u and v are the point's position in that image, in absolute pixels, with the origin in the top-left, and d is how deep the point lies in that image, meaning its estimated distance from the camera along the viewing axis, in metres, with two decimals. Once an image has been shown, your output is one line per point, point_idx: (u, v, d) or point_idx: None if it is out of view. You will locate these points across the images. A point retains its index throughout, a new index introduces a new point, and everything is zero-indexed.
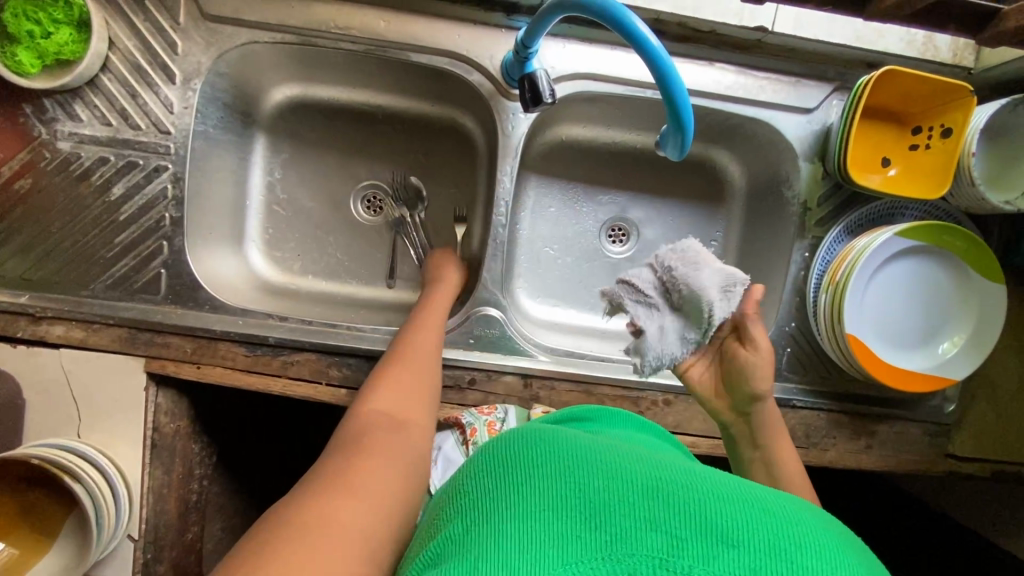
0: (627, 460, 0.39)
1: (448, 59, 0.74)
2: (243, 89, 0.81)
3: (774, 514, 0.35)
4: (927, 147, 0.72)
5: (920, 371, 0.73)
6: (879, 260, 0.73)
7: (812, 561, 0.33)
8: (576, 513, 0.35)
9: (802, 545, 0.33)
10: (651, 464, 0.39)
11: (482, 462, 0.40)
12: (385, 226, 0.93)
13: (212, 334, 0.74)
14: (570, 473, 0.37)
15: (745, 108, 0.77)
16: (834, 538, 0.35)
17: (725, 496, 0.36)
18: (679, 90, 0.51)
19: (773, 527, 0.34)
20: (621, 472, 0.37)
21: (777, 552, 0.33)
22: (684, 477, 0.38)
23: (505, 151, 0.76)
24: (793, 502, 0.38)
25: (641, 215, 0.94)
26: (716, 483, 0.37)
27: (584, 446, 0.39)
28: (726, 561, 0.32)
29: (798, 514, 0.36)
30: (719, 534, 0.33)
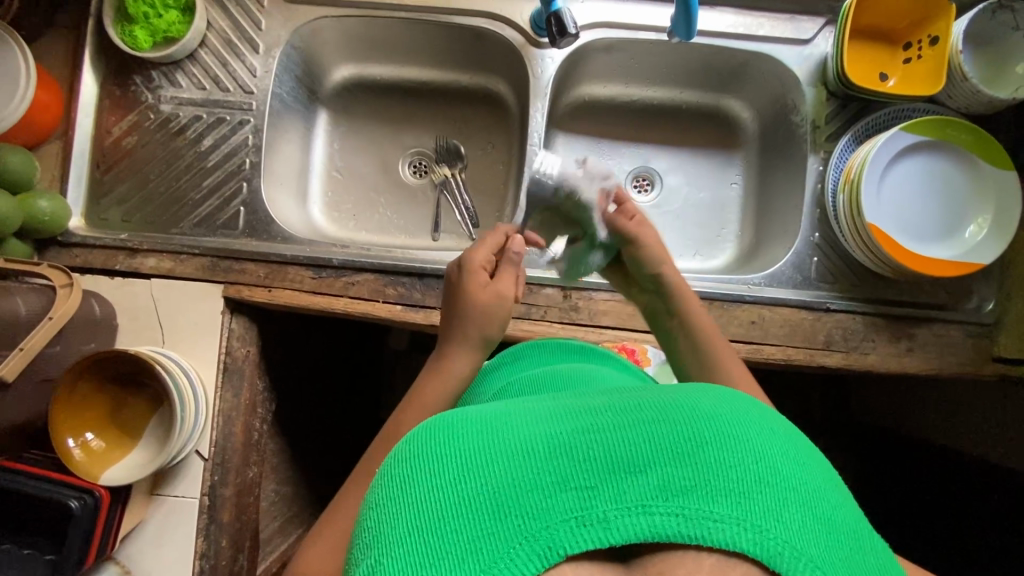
0: (520, 428, 0.41)
1: (485, 19, 0.87)
2: (311, 66, 0.96)
3: (666, 426, 0.39)
4: (919, 57, 0.79)
5: (950, 257, 0.76)
6: (889, 156, 0.78)
7: (708, 457, 0.37)
8: (483, 507, 0.36)
9: (698, 445, 0.38)
10: (544, 423, 0.41)
11: (381, 492, 0.40)
12: (430, 186, 1.03)
13: (283, 259, 0.83)
14: (470, 468, 0.38)
15: (748, 43, 0.86)
16: (722, 418, 0.40)
17: (619, 429, 0.39)
18: None
19: (668, 439, 0.38)
20: (519, 444, 0.39)
21: (679, 462, 0.37)
22: (576, 427, 0.40)
23: (536, 90, 0.86)
24: (681, 400, 0.42)
25: (664, 164, 1.03)
26: (606, 419, 0.41)
27: (477, 432, 0.41)
28: (636, 489, 0.36)
29: (692, 412, 0.40)
30: (625, 469, 0.37)
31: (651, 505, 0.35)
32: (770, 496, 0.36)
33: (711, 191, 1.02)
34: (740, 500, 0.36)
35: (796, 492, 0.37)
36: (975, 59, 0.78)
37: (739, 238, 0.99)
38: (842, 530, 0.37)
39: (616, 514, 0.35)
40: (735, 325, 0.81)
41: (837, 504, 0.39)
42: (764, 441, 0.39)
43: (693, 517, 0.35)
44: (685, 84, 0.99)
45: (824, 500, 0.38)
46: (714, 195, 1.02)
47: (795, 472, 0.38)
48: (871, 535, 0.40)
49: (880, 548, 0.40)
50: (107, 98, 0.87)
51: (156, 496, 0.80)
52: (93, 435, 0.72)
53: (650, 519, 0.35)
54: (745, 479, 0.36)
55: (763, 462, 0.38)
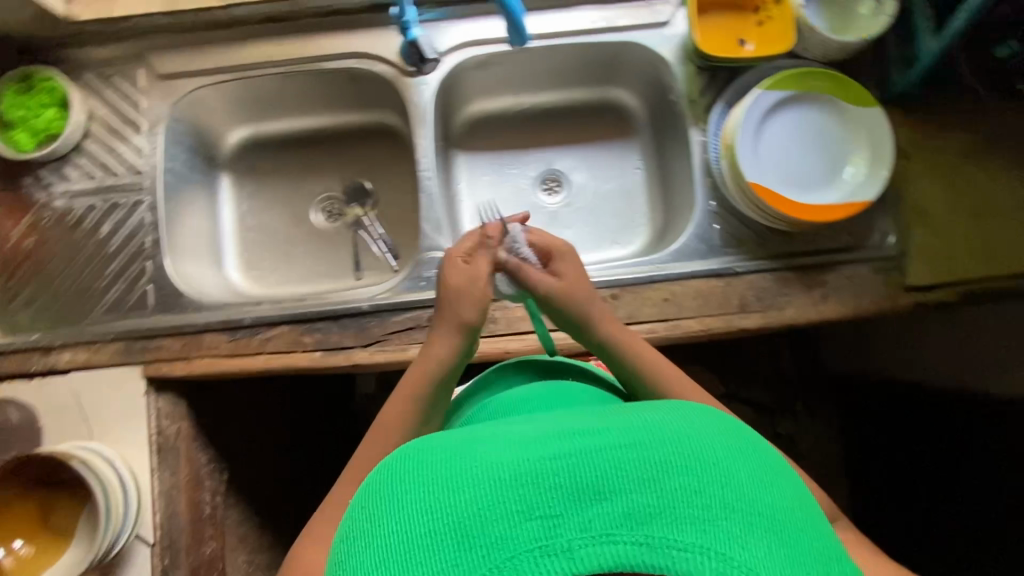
0: (490, 454, 0.39)
1: (355, 59, 0.88)
2: (202, 135, 0.97)
3: (637, 446, 0.37)
4: (768, 19, 0.83)
5: (834, 202, 0.78)
6: (759, 116, 0.79)
7: (676, 480, 0.36)
8: (450, 537, 0.36)
9: (667, 469, 0.36)
10: (515, 447, 0.39)
11: (363, 521, 0.40)
12: (344, 227, 1.04)
13: (197, 328, 0.83)
14: (440, 500, 0.37)
15: (610, 35, 0.89)
16: (695, 441, 0.39)
17: (590, 451, 0.37)
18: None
19: (636, 462, 0.36)
20: (487, 471, 0.37)
21: (645, 487, 0.35)
22: (548, 448, 0.38)
23: (418, 117, 0.87)
24: (656, 420, 0.41)
25: (567, 163, 1.05)
26: (577, 440, 0.38)
27: (448, 462, 0.40)
28: (602, 516, 0.35)
29: (662, 433, 0.39)
30: (590, 496, 0.35)
31: (614, 533, 0.34)
32: (737, 523, 0.35)
33: (617, 180, 1.04)
34: (707, 527, 0.34)
35: (764, 517, 0.36)
36: (822, 11, 0.82)
37: (652, 220, 1.02)
38: (809, 551, 0.36)
39: (580, 542, 0.34)
40: (649, 306, 0.83)
41: (806, 525, 0.38)
42: (735, 465, 0.38)
43: (657, 545, 0.34)
44: (570, 84, 1.02)
45: (792, 523, 0.37)
46: (621, 183, 1.04)
47: (764, 497, 0.37)
48: (834, 548, 0.39)
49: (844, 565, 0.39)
50: None
51: None
52: (22, 543, 0.71)
53: (614, 547, 0.34)
54: (711, 503, 0.35)
55: (732, 488, 0.36)
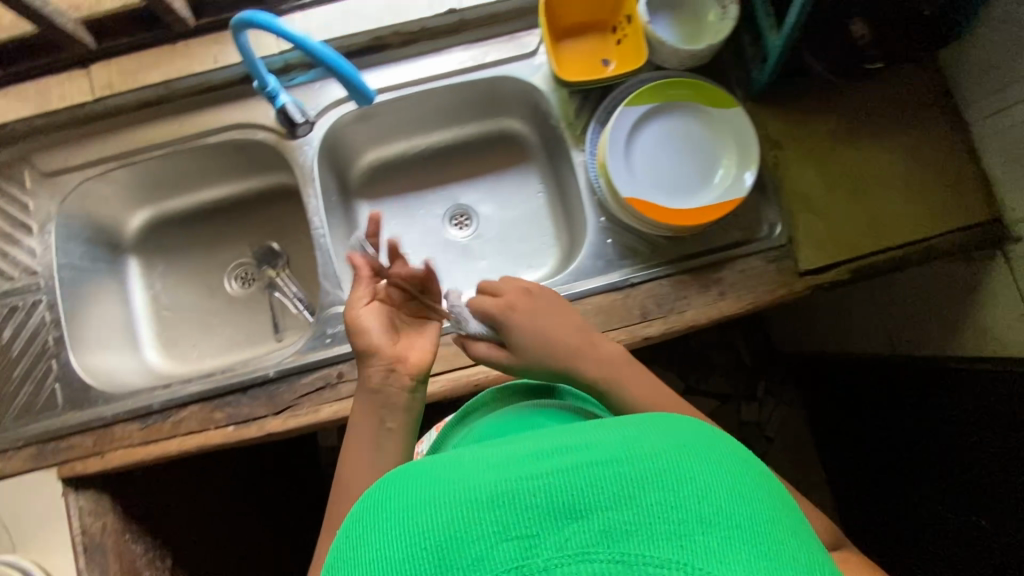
0: (470, 476, 0.38)
1: (236, 130, 0.89)
2: (100, 224, 0.97)
3: (614, 461, 0.37)
4: (623, 39, 0.85)
5: (710, 203, 0.80)
6: (627, 131, 0.82)
7: (651, 494, 0.35)
8: (423, 561, 0.34)
9: (643, 484, 0.35)
10: (496, 468, 0.38)
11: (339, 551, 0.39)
12: (259, 292, 1.04)
13: (108, 421, 0.83)
14: (416, 522, 0.36)
15: (482, 72, 0.91)
16: (671, 453, 0.38)
17: (567, 469, 0.36)
18: (332, 56, 0.64)
19: (613, 478, 0.35)
20: (463, 494, 0.36)
21: (623, 501, 0.34)
22: (527, 468, 0.37)
23: (304, 178, 0.88)
24: (634, 434, 0.40)
25: (471, 197, 1.07)
26: (555, 459, 0.38)
27: (426, 485, 0.39)
28: (577, 535, 0.33)
29: (640, 449, 0.38)
30: (567, 513, 0.34)
31: (593, 552, 0.33)
32: (717, 538, 0.33)
33: (523, 206, 1.06)
34: (685, 541, 0.33)
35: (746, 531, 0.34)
36: (671, 24, 0.84)
37: (559, 240, 1.03)
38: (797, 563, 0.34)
39: (556, 562, 0.32)
40: None
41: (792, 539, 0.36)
42: (713, 477, 0.37)
43: (635, 563, 0.32)
44: (461, 121, 1.04)
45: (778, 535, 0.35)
46: (527, 209, 1.06)
47: (744, 509, 0.35)
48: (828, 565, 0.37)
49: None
50: None
51: None
52: None
53: (591, 567, 0.32)
54: (691, 518, 0.34)
55: (711, 502, 0.35)
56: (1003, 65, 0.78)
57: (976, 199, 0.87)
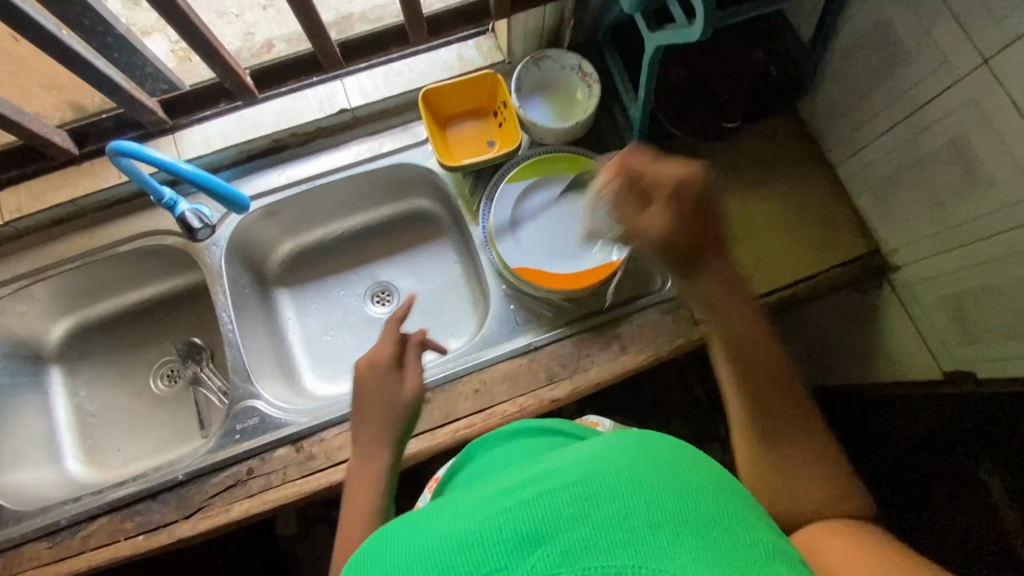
0: (440, 524, 0.40)
1: (146, 238, 0.94)
2: (19, 339, 0.99)
3: (571, 484, 0.39)
4: (503, 121, 0.92)
5: (593, 265, 0.84)
6: (510, 207, 0.87)
7: (606, 508, 0.37)
8: None
9: (598, 499, 0.38)
10: (462, 516, 0.40)
11: None
12: (185, 388, 1.05)
13: (15, 542, 0.81)
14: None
15: (379, 161, 0.96)
16: (622, 463, 0.40)
17: (529, 499, 0.39)
18: (211, 180, 0.71)
19: (570, 498, 0.38)
20: (434, 542, 0.38)
21: (581, 519, 0.37)
22: (491, 506, 0.40)
23: (212, 277, 0.92)
24: (589, 454, 0.43)
25: (390, 274, 1.11)
26: (516, 493, 0.40)
27: (402, 539, 0.40)
28: (543, 560, 0.35)
29: (593, 466, 0.40)
30: (531, 540, 0.36)
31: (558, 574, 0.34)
32: (667, 537, 0.36)
33: (439, 278, 1.10)
34: (638, 546, 0.35)
35: (694, 525, 0.37)
36: (544, 105, 0.91)
37: (476, 308, 1.07)
38: (747, 543, 0.37)
39: None
40: (462, 400, 0.85)
41: (742, 520, 0.39)
42: (657, 478, 0.40)
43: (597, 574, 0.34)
44: (373, 204, 1.10)
45: (729, 521, 0.38)
46: (444, 281, 1.09)
47: (692, 505, 0.38)
48: (776, 536, 0.40)
49: (793, 554, 0.39)
50: None
51: None
52: None
53: None
54: (643, 524, 0.36)
55: (658, 504, 0.38)
56: (851, 112, 0.85)
57: (853, 232, 0.91)
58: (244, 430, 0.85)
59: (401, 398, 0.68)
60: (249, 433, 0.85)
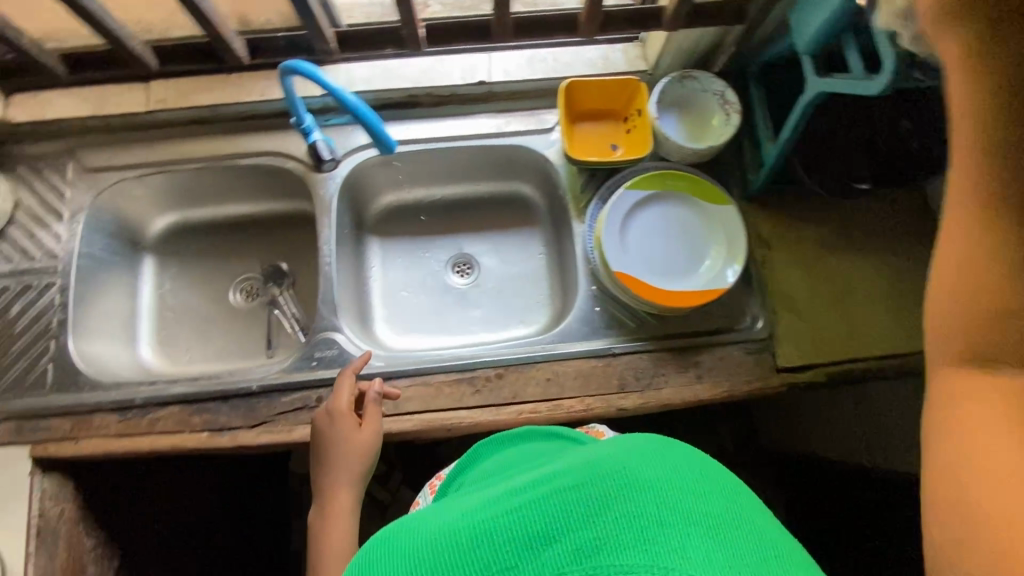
0: (463, 519, 0.48)
1: (269, 157, 0.98)
2: (126, 222, 1.04)
3: (579, 487, 0.42)
4: (634, 128, 0.93)
5: (695, 288, 0.84)
6: (624, 212, 0.88)
7: (615, 507, 0.40)
8: None
9: (606, 499, 0.41)
10: (474, 520, 0.46)
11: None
12: (261, 306, 1.08)
13: (88, 408, 0.85)
14: (421, 564, 0.45)
15: (502, 138, 0.99)
16: (635, 467, 0.43)
17: (535, 503, 0.44)
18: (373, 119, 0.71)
19: (577, 500, 0.41)
20: (458, 535, 0.45)
21: (590, 520, 0.40)
22: (504, 508, 0.46)
23: (322, 208, 0.95)
24: (602, 456, 0.46)
25: (476, 248, 1.13)
26: (527, 496, 0.45)
27: (428, 535, 0.48)
28: (552, 556, 0.39)
29: (606, 466, 0.44)
30: (543, 538, 0.41)
31: (568, 569, 0.38)
32: (677, 533, 0.38)
33: (522, 264, 1.11)
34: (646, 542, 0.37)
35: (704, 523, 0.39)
36: (679, 123, 0.92)
37: (552, 301, 1.08)
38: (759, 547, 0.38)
39: None
40: (532, 386, 0.87)
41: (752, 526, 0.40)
42: (668, 481, 0.42)
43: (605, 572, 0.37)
44: (478, 179, 1.12)
45: (741, 523, 0.40)
46: (527, 268, 1.11)
47: (703, 505, 0.40)
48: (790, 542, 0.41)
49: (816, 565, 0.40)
50: None
51: None
52: None
53: None
54: (651, 522, 0.38)
55: (668, 504, 0.40)
56: None
57: None
58: (320, 359, 0.88)
59: (354, 446, 0.78)
60: (323, 363, 0.87)
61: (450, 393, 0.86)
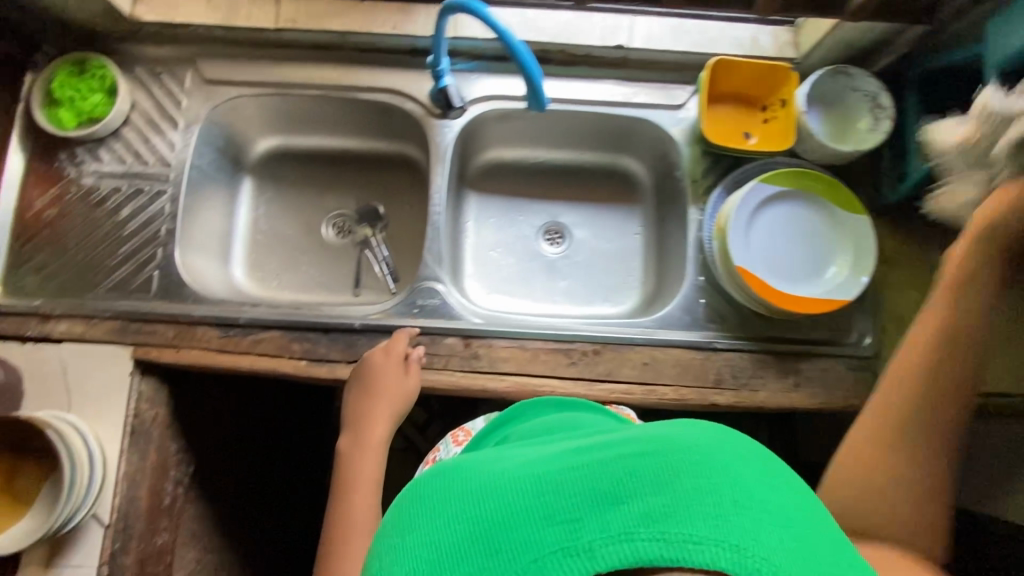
0: (507, 474, 0.42)
1: (389, 94, 0.95)
2: (233, 139, 1.02)
3: (648, 454, 0.38)
4: (773, 118, 0.89)
5: (815, 295, 0.82)
6: (753, 206, 0.85)
7: (692, 479, 0.36)
8: (474, 538, 0.37)
9: (681, 469, 0.37)
10: (520, 472, 0.41)
11: (388, 536, 0.43)
12: (352, 245, 1.08)
13: (192, 319, 0.86)
14: (459, 513, 0.40)
15: (628, 109, 0.95)
16: (707, 446, 0.40)
17: (598, 463, 0.39)
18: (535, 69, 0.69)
19: (650, 465, 0.37)
20: (505, 488, 0.40)
21: (665, 486, 0.35)
22: (558, 464, 0.41)
23: (438, 156, 0.93)
24: (664, 430, 0.43)
25: (571, 219, 1.10)
26: (585, 458, 0.40)
27: (465, 485, 0.43)
28: (620, 517, 0.34)
29: (676, 439, 0.40)
30: (609, 498, 0.36)
31: (635, 532, 0.33)
32: (756, 516, 0.34)
33: (616, 241, 1.08)
34: (727, 517, 0.34)
35: (782, 511, 0.36)
36: (822, 120, 0.88)
37: (643, 283, 1.05)
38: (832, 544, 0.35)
39: (601, 544, 0.33)
40: (629, 367, 0.86)
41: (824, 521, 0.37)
42: (742, 464, 0.39)
43: (680, 541, 0.33)
44: (585, 146, 1.08)
45: (815, 519, 0.37)
46: (620, 245, 1.08)
47: (779, 495, 0.37)
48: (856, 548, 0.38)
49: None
50: (33, 173, 0.91)
51: (54, 565, 0.79)
52: None
53: (635, 546, 0.33)
54: (729, 500, 0.35)
55: (745, 485, 0.36)
56: None
57: None
58: (421, 307, 0.88)
59: (401, 388, 0.80)
60: (424, 311, 0.87)
61: (546, 361, 0.86)
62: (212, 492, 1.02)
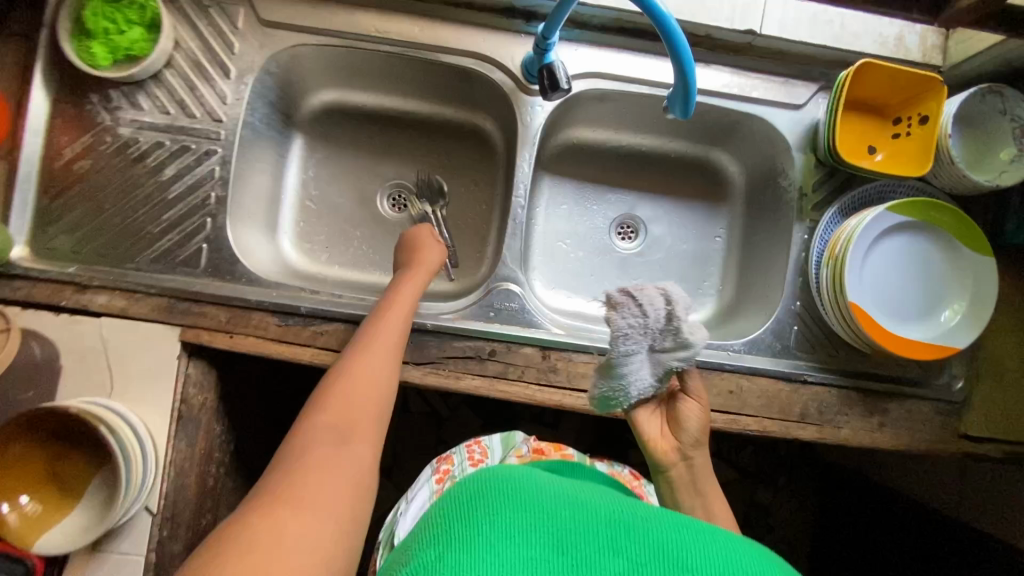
0: (586, 496, 0.49)
1: (474, 59, 0.84)
2: (287, 91, 0.90)
3: (714, 539, 0.44)
4: (907, 134, 0.79)
5: (924, 340, 0.77)
6: (872, 236, 0.78)
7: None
8: (550, 540, 0.43)
9: (740, 564, 0.42)
10: (597, 501, 0.48)
11: (456, 499, 0.47)
12: (408, 221, 0.97)
13: (247, 303, 0.78)
14: (539, 508, 0.45)
15: (741, 104, 0.84)
16: (765, 555, 0.45)
17: (668, 525, 0.45)
18: (685, 52, 0.60)
19: (716, 552, 0.43)
20: (581, 505, 0.47)
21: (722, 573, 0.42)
22: (632, 509, 0.48)
23: (524, 139, 0.84)
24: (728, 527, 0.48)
25: (648, 213, 1.00)
26: (655, 513, 0.47)
27: (547, 485, 0.49)
28: None
29: (741, 540, 0.45)
30: (670, 560, 0.42)
31: None
32: None
33: (695, 242, 0.99)
34: None
35: None
36: (958, 143, 0.78)
37: (721, 293, 0.97)
38: None
39: None
40: (713, 395, 0.81)
41: None
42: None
43: None
44: (675, 134, 0.97)
45: None
46: (701, 247, 0.99)
47: None
48: None
49: None
50: (60, 116, 0.79)
51: (98, 553, 0.74)
52: (28, 499, 0.67)
53: None
54: None
55: None
56: None
57: None
58: (498, 310, 0.81)
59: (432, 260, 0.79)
60: (501, 314, 0.81)
61: None
62: (247, 471, 0.97)
